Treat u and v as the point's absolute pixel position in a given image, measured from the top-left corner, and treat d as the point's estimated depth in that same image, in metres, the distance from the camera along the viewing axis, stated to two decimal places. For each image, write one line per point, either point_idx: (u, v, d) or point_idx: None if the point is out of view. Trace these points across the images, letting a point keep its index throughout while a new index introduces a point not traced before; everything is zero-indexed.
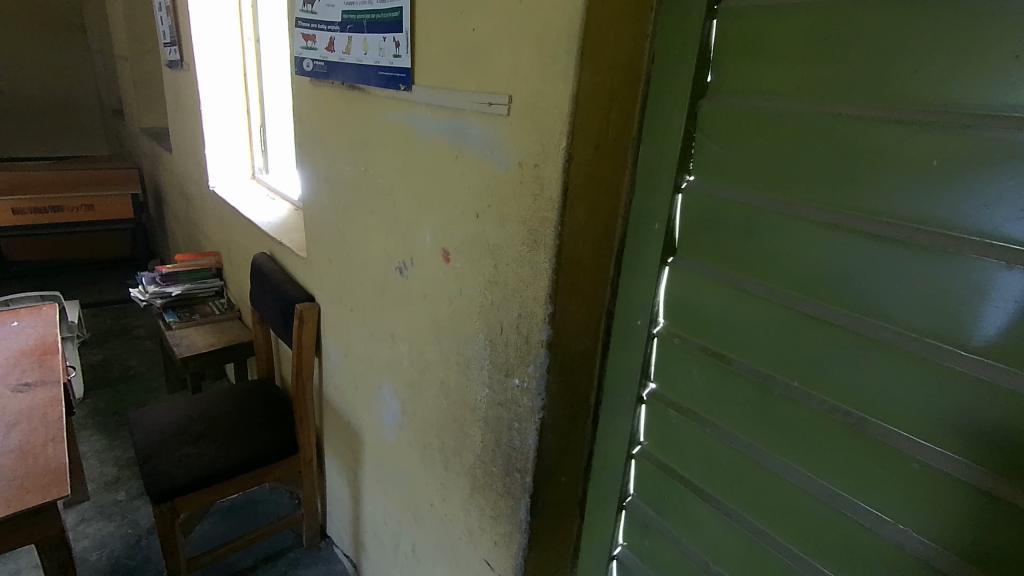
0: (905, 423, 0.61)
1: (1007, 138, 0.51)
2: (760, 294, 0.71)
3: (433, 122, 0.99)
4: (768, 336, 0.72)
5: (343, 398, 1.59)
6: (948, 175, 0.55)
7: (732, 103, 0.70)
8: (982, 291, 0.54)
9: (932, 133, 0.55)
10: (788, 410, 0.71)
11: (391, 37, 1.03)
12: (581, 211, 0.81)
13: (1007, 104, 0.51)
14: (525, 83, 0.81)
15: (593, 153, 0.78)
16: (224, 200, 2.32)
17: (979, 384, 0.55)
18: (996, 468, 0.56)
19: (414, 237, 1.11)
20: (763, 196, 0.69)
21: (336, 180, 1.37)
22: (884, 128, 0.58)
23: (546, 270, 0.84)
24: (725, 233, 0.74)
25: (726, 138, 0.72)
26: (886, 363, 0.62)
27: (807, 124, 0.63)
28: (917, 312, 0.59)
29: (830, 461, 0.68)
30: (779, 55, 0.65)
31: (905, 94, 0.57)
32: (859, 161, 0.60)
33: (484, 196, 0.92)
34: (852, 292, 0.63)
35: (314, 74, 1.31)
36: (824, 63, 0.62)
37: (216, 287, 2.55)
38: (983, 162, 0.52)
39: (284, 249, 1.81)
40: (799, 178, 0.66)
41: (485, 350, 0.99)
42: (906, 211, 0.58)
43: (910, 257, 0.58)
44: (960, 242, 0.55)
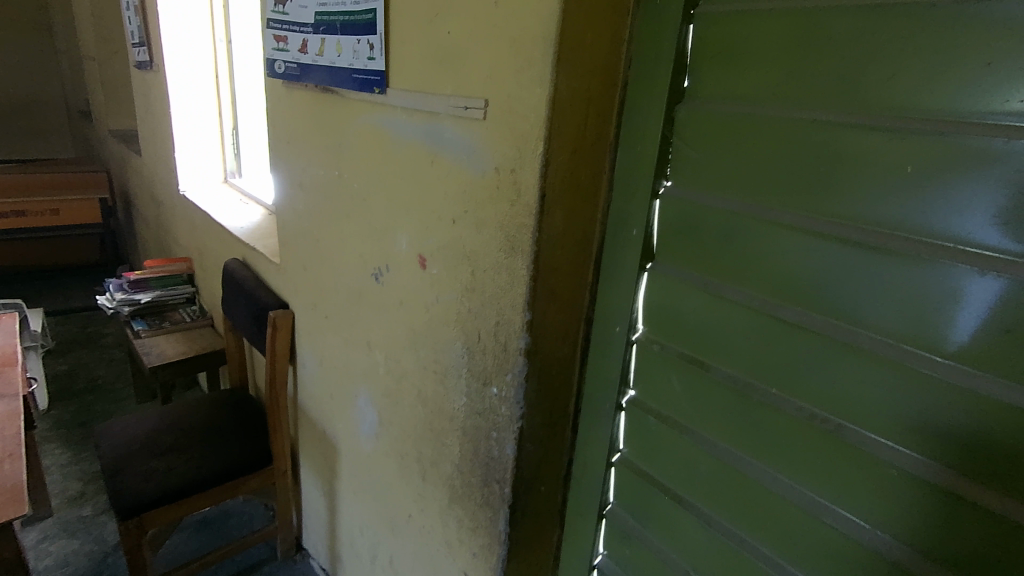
0: (880, 428, 0.62)
1: (979, 145, 0.51)
2: (737, 300, 0.71)
3: (409, 125, 0.97)
4: (747, 342, 0.71)
5: (318, 408, 1.56)
6: (922, 181, 0.55)
7: (710, 108, 0.70)
8: (953, 297, 0.55)
9: (908, 137, 0.55)
10: (767, 417, 0.71)
11: (365, 39, 1.01)
12: (559, 216, 0.80)
13: (979, 113, 0.51)
14: (502, 87, 0.79)
15: (569, 158, 0.77)
16: (195, 204, 2.26)
17: (955, 390, 0.55)
18: (968, 473, 0.56)
19: (390, 242, 1.09)
20: (740, 201, 0.69)
21: (310, 185, 1.34)
22: (859, 134, 0.58)
23: (523, 278, 0.82)
24: (702, 239, 0.74)
25: (704, 142, 0.71)
26: (861, 369, 0.62)
27: (786, 129, 0.63)
28: (892, 319, 0.59)
29: (808, 466, 0.68)
30: (755, 61, 0.65)
31: (881, 100, 0.57)
32: (834, 167, 0.60)
33: (461, 201, 0.90)
34: (830, 298, 0.63)
35: (286, 76, 1.28)
36: (800, 69, 0.62)
37: (188, 294, 2.47)
38: (953, 169, 0.53)
39: (258, 255, 1.76)
40: (776, 184, 0.65)
41: (462, 358, 0.96)
42: (882, 217, 0.58)
43: (885, 263, 0.58)
44: (935, 249, 0.55)
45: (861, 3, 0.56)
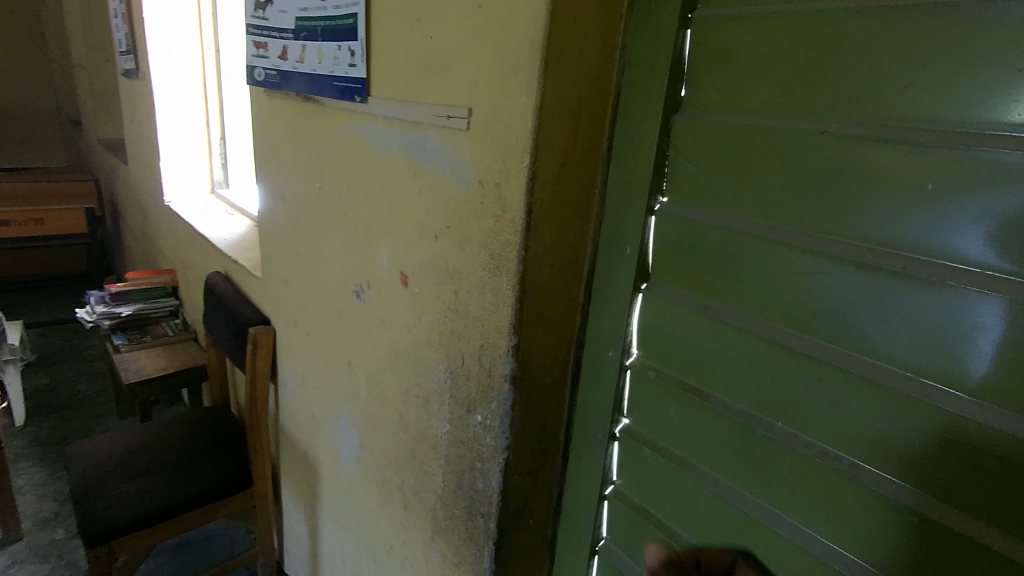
0: (896, 469, 0.56)
1: (1002, 159, 0.46)
2: (739, 326, 0.66)
3: (390, 135, 0.92)
4: (750, 371, 0.66)
5: (300, 429, 1.49)
6: (942, 199, 0.50)
7: (708, 119, 0.65)
8: (974, 327, 0.49)
9: (923, 149, 0.50)
10: (772, 453, 0.65)
11: (346, 46, 0.96)
12: (547, 234, 0.73)
13: (1000, 123, 0.46)
14: (485, 94, 0.73)
15: (558, 171, 0.71)
16: (180, 215, 2.20)
17: (978, 429, 0.50)
18: (992, 520, 0.51)
19: (371, 258, 1.03)
20: (742, 219, 0.64)
21: (292, 198, 1.28)
22: (872, 148, 0.53)
23: (508, 299, 0.75)
24: (701, 259, 0.69)
25: (702, 156, 0.66)
26: (874, 405, 0.56)
27: (790, 141, 0.58)
28: (905, 348, 0.54)
29: (819, 508, 0.62)
30: (755, 68, 0.61)
31: (895, 111, 0.52)
32: (845, 182, 0.55)
33: (443, 216, 0.83)
34: (839, 324, 0.58)
35: (266, 84, 1.23)
36: (806, 77, 0.57)
37: (171, 307, 2.41)
38: (973, 185, 0.48)
39: (240, 268, 1.70)
40: (780, 201, 0.60)
41: (445, 383, 0.89)
42: (897, 238, 0.53)
43: (898, 288, 0.53)
44: (954, 273, 0.50)
45: (873, 5, 0.51)
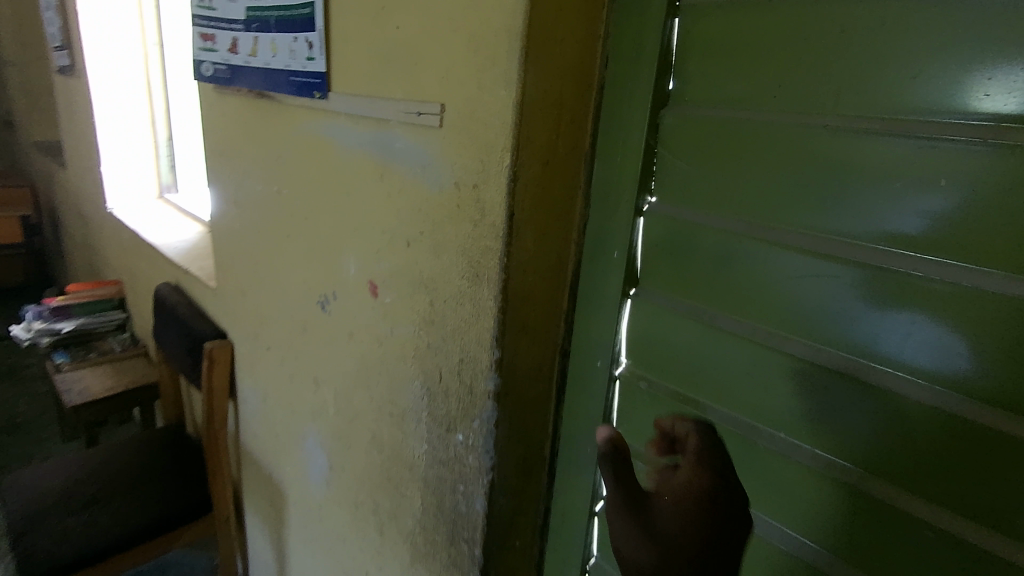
0: (887, 473, 0.54)
1: (968, 149, 0.46)
2: (736, 332, 0.62)
3: (354, 134, 0.85)
4: (748, 378, 0.62)
5: (262, 449, 1.40)
6: (954, 196, 0.47)
7: (699, 113, 0.61)
8: (951, 321, 0.48)
9: (889, 141, 0.49)
10: (773, 464, 0.62)
11: (303, 38, 0.89)
12: (530, 239, 0.68)
13: (959, 111, 0.46)
14: (459, 88, 0.67)
15: (540, 171, 0.66)
16: (124, 222, 2.05)
17: (972, 428, 0.48)
18: (989, 523, 0.49)
19: (336, 266, 0.95)
20: (737, 219, 0.60)
21: (247, 203, 1.19)
22: (878, 141, 0.50)
23: (490, 310, 0.69)
24: (694, 261, 0.65)
25: (694, 152, 0.62)
26: (863, 408, 0.54)
27: (790, 136, 0.55)
28: (885, 347, 0.52)
29: (818, 519, 0.60)
30: (749, 57, 0.57)
31: (902, 102, 0.49)
32: (849, 178, 0.52)
33: (416, 221, 0.77)
34: (843, 329, 0.54)
35: (215, 80, 1.13)
36: (805, 66, 0.53)
37: (118, 321, 2.25)
38: (941, 176, 0.47)
39: (192, 278, 1.59)
40: (778, 199, 0.57)
41: (422, 400, 0.83)
42: (905, 237, 0.50)
43: (874, 284, 0.52)
44: (929, 266, 0.49)
45: None
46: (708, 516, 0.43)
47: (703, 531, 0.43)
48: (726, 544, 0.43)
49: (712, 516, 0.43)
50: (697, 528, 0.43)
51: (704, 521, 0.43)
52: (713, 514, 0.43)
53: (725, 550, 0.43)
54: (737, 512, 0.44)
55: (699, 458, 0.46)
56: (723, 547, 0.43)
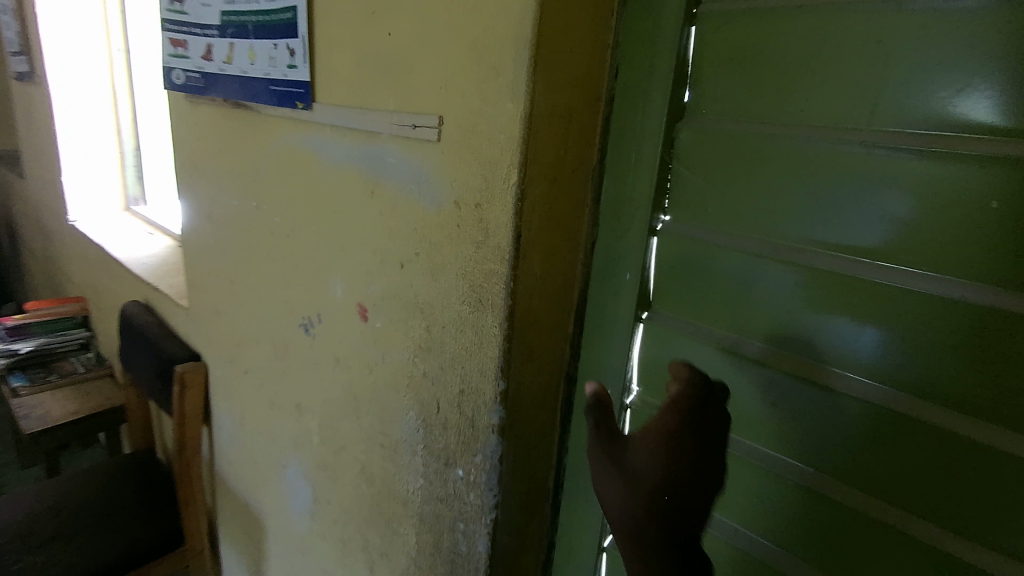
0: (846, 473, 0.56)
1: (934, 161, 0.47)
2: (752, 357, 0.59)
3: (340, 147, 0.79)
4: (768, 407, 0.60)
5: (238, 477, 1.32)
6: (972, 215, 0.46)
7: (716, 127, 0.58)
8: (911, 327, 0.50)
9: (852, 149, 0.50)
10: (796, 498, 0.60)
11: (284, 44, 0.83)
12: (537, 261, 0.63)
13: (919, 121, 0.47)
14: (460, 100, 0.62)
15: (548, 188, 0.61)
16: (87, 237, 1.94)
17: (928, 429, 0.51)
18: (939, 520, 0.52)
19: (321, 287, 0.89)
20: (752, 238, 0.58)
21: (222, 218, 1.12)
22: (896, 159, 0.48)
23: (495, 338, 0.64)
24: (710, 284, 0.62)
25: (710, 169, 0.59)
26: (831, 413, 0.56)
27: (805, 152, 0.53)
28: (850, 353, 0.54)
29: (773, 519, 0.62)
30: (771, 69, 0.54)
31: (920, 118, 0.47)
32: (866, 197, 0.50)
33: (410, 240, 0.71)
34: (858, 351, 0.53)
35: (186, 88, 1.06)
36: (828, 79, 0.51)
37: (82, 339, 2.10)
38: (900, 185, 0.49)
39: (161, 296, 1.49)
40: (792, 217, 0.55)
41: (417, 431, 0.77)
42: (923, 257, 0.49)
43: (837, 291, 0.53)
44: (890, 273, 0.50)
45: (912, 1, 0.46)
46: (673, 460, 0.46)
47: (668, 480, 0.46)
48: (695, 491, 0.46)
49: (673, 459, 0.46)
50: (662, 477, 0.46)
51: (671, 470, 0.46)
52: (678, 466, 0.46)
53: (689, 499, 0.46)
54: (709, 459, 0.46)
55: (677, 411, 0.47)
56: (690, 488, 0.46)
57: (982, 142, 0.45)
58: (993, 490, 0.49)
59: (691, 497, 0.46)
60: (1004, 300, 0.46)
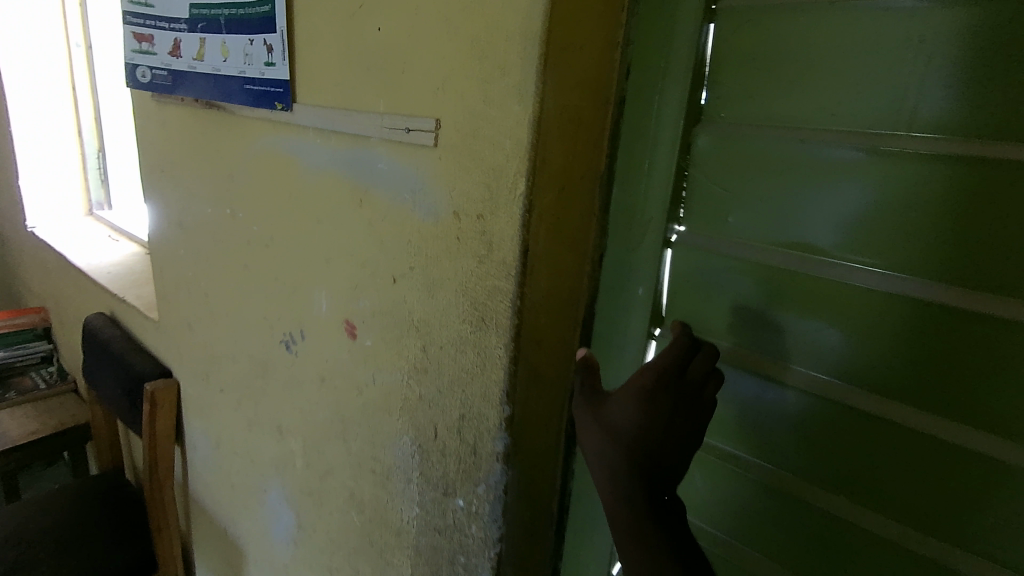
0: (816, 478, 0.56)
1: (896, 160, 0.46)
2: (749, 369, 0.58)
3: (323, 151, 0.73)
4: (783, 427, 0.57)
5: (214, 499, 1.25)
6: (935, 214, 0.46)
7: (730, 129, 0.55)
8: (860, 324, 0.51)
9: (809, 148, 0.50)
10: (815, 522, 0.57)
11: (260, 40, 0.76)
12: (544, 277, 0.58)
13: (874, 120, 0.47)
14: (459, 102, 0.57)
15: (555, 198, 0.56)
16: (46, 244, 1.83)
17: (889, 428, 0.51)
18: (902, 521, 0.52)
19: (304, 302, 0.83)
20: (738, 244, 0.56)
21: (194, 226, 1.05)
22: (862, 158, 0.48)
23: (500, 360, 0.59)
24: (721, 297, 0.58)
25: (723, 175, 0.56)
26: (794, 410, 0.56)
27: (778, 153, 0.52)
28: (809, 351, 0.54)
29: (747, 523, 0.62)
30: (785, 69, 0.51)
31: (886, 116, 0.47)
32: (835, 198, 0.50)
33: (404, 254, 0.66)
34: (827, 353, 0.53)
35: (152, 87, 0.98)
36: (824, 78, 0.49)
37: (44, 352, 2.00)
38: (853, 185, 0.49)
39: (128, 308, 1.40)
40: (765, 220, 0.54)
41: (412, 457, 0.72)
42: (886, 256, 0.48)
43: (797, 290, 0.53)
44: (846, 272, 0.50)
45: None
46: (652, 408, 0.50)
47: (645, 423, 0.50)
48: (667, 438, 0.49)
49: (655, 408, 0.50)
50: (639, 422, 0.50)
51: (650, 415, 0.50)
52: (656, 413, 0.50)
53: (661, 446, 0.49)
54: (686, 413, 0.51)
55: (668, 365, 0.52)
56: (669, 437, 0.50)
57: (935, 140, 0.45)
58: (953, 490, 0.49)
59: (669, 446, 0.50)
60: (955, 297, 0.46)
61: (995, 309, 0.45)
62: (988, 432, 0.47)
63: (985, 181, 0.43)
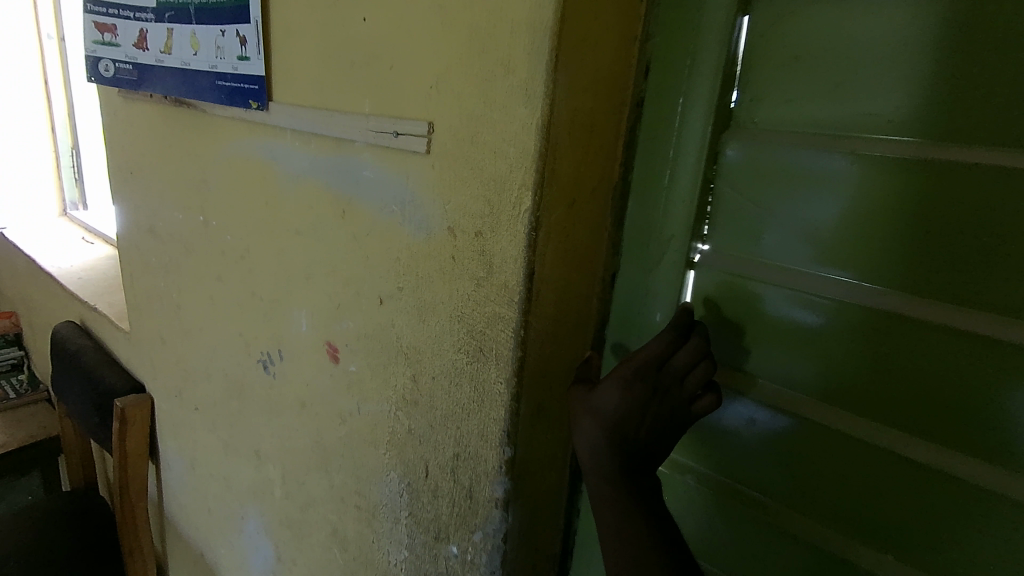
0: (780, 493, 0.53)
1: (872, 163, 0.43)
2: (766, 403, 0.52)
3: (302, 156, 0.66)
4: (771, 454, 0.53)
5: (191, 523, 1.17)
6: (914, 221, 0.42)
7: (757, 136, 0.48)
8: (829, 335, 0.47)
9: (786, 153, 0.47)
10: (811, 561, 0.52)
11: (233, 31, 0.69)
12: (551, 303, 0.51)
13: (851, 123, 0.44)
14: (456, 104, 0.49)
15: (565, 213, 0.49)
16: (15, 246, 1.73)
17: (864, 447, 0.48)
18: (882, 546, 0.49)
19: (282, 321, 0.76)
20: (738, 261, 0.51)
21: (165, 233, 0.97)
22: (841, 163, 0.44)
23: (500, 397, 0.52)
24: (734, 324, 0.52)
25: (742, 187, 0.49)
26: (779, 430, 0.52)
27: (761, 159, 0.48)
28: (782, 365, 0.50)
29: (715, 545, 0.58)
30: (820, 69, 0.44)
31: (867, 120, 0.43)
32: (812, 205, 0.46)
33: (391, 273, 0.59)
34: (803, 368, 0.49)
35: (116, 81, 0.90)
36: (859, 81, 0.43)
37: (13, 360, 1.90)
38: (827, 187, 0.45)
39: (99, 318, 1.32)
40: (743, 228, 0.50)
41: (400, 496, 0.65)
42: (862, 266, 0.45)
43: (768, 300, 0.50)
44: (822, 282, 0.47)
45: None
46: (630, 399, 0.46)
47: (622, 413, 0.47)
48: (641, 426, 0.47)
49: (630, 401, 0.46)
50: (616, 410, 0.47)
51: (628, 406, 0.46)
52: (635, 403, 0.46)
53: (637, 433, 0.47)
54: (669, 403, 0.47)
55: (655, 356, 0.47)
56: (644, 426, 0.47)
57: (911, 145, 0.42)
58: (942, 516, 0.45)
59: (643, 432, 0.47)
60: (936, 312, 0.43)
61: (985, 327, 0.41)
62: (974, 456, 0.43)
63: (967, 190, 0.40)
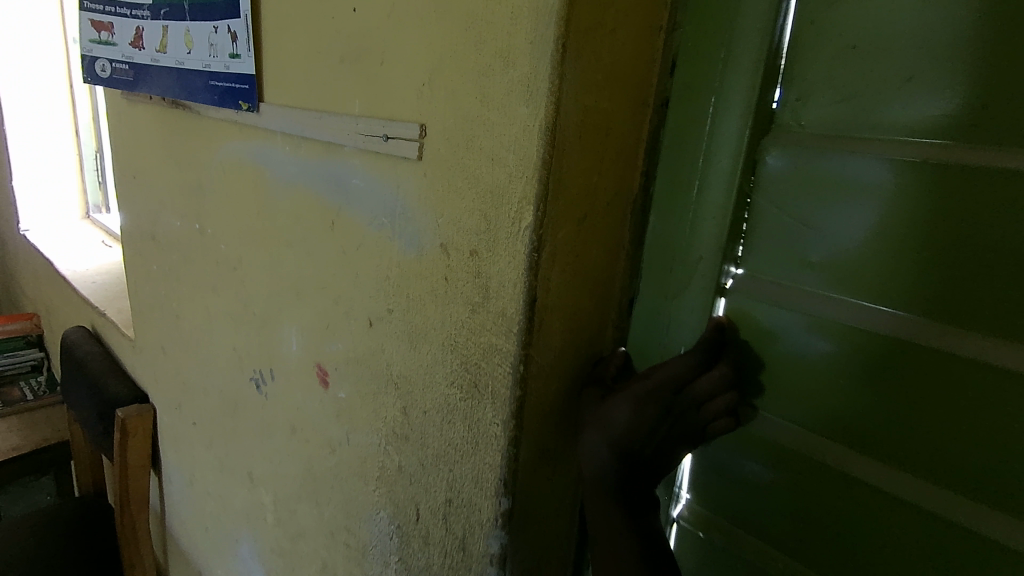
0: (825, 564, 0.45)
1: (926, 171, 0.36)
2: (809, 456, 0.44)
3: (292, 161, 0.61)
4: (816, 518, 0.45)
5: (190, 539, 1.13)
6: (975, 242, 0.35)
7: (795, 142, 0.41)
8: (868, 370, 0.40)
9: (822, 159, 0.40)
10: None
11: (225, 26, 0.64)
12: (556, 333, 0.45)
13: (899, 124, 0.37)
14: (450, 104, 0.43)
15: (573, 230, 0.43)
16: (37, 249, 1.73)
17: (899, 504, 0.41)
18: None
19: (273, 338, 0.71)
20: (768, 285, 0.44)
21: (165, 241, 0.93)
22: (887, 171, 0.37)
23: (496, 440, 0.45)
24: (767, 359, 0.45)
25: (777, 200, 0.42)
26: (826, 488, 0.44)
27: (794, 166, 0.41)
28: (805, 401, 0.43)
29: None
30: (876, 62, 0.37)
31: (921, 120, 0.36)
32: (853, 221, 0.39)
33: (381, 293, 0.53)
34: (842, 412, 0.42)
35: (115, 83, 0.86)
36: (925, 75, 0.35)
37: (34, 361, 1.89)
38: (868, 199, 0.38)
39: (107, 324, 1.29)
40: (770, 246, 0.43)
41: (389, 537, 0.59)
42: (910, 293, 0.38)
43: (797, 330, 0.43)
44: (860, 311, 0.40)
45: None
46: (640, 419, 0.42)
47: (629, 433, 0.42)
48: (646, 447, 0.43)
49: (639, 420, 0.42)
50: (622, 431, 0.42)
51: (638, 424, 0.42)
52: (644, 423, 0.42)
53: (642, 453, 0.43)
54: (681, 426, 0.43)
55: (677, 380, 0.42)
56: (650, 446, 0.43)
57: (973, 150, 0.35)
58: None
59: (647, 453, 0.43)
60: (1002, 355, 0.35)
61: None
62: None
63: None
